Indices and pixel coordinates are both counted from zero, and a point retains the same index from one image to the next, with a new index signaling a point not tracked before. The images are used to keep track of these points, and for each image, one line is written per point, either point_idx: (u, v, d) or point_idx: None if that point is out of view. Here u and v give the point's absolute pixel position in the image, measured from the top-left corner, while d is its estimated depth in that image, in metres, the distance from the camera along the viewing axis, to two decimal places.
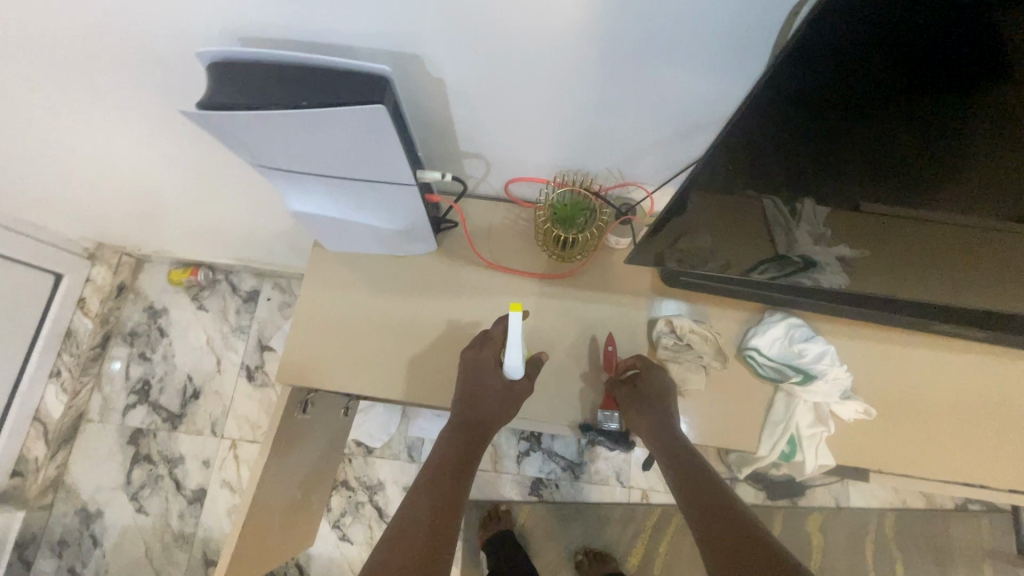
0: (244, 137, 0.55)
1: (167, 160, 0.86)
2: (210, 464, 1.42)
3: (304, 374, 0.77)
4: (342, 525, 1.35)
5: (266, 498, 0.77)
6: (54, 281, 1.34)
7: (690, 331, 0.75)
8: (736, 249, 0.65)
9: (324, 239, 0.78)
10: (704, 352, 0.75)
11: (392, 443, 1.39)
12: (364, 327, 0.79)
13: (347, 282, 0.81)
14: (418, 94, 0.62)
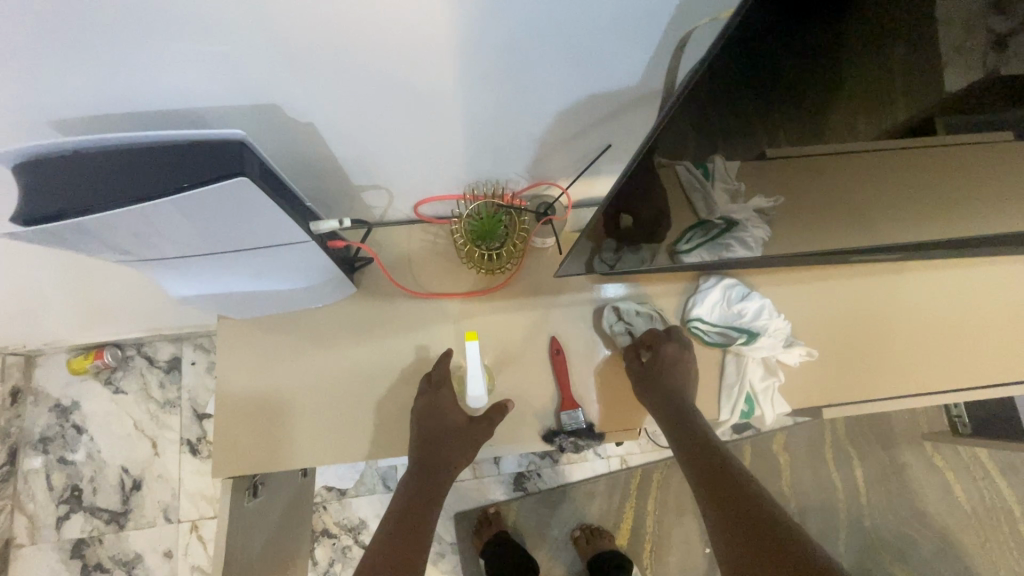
0: (94, 240, 0.46)
1: (21, 270, 0.74)
2: (172, 553, 1.31)
3: (242, 460, 0.70)
4: (333, 574, 1.29)
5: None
6: None
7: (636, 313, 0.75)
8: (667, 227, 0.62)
9: (230, 313, 0.70)
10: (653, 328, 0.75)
11: (364, 478, 1.33)
12: (299, 392, 0.73)
13: (267, 348, 0.74)
14: (290, 140, 0.55)
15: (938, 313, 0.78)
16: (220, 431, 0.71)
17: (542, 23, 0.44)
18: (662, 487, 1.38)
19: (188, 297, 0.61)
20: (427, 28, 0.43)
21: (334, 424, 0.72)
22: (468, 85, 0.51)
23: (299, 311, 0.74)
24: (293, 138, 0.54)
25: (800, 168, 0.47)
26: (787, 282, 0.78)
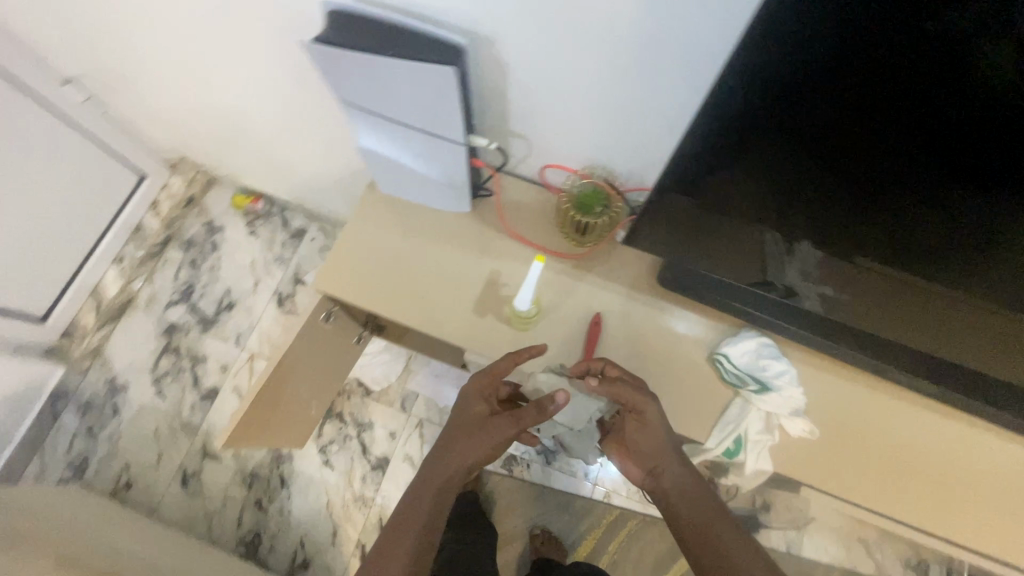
0: (341, 75, 0.68)
1: (273, 89, 1.04)
2: (227, 369, 1.56)
3: (336, 284, 0.88)
4: (329, 452, 1.46)
5: (272, 381, 0.91)
6: (139, 180, 1.58)
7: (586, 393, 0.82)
8: (731, 266, 0.76)
9: (379, 180, 0.90)
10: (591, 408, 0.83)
11: (389, 390, 1.51)
12: (395, 259, 0.91)
13: (389, 220, 0.94)
14: (485, 72, 0.73)
15: (957, 463, 0.79)
16: (332, 258, 0.90)
17: (694, 45, 0.59)
18: (632, 538, 1.39)
19: (363, 149, 0.83)
20: (613, 21, 0.60)
21: (407, 293, 0.89)
22: (618, 78, 0.67)
23: (422, 205, 0.93)
24: (481, 71, 0.73)
25: (836, 271, 0.68)
26: (824, 366, 0.84)
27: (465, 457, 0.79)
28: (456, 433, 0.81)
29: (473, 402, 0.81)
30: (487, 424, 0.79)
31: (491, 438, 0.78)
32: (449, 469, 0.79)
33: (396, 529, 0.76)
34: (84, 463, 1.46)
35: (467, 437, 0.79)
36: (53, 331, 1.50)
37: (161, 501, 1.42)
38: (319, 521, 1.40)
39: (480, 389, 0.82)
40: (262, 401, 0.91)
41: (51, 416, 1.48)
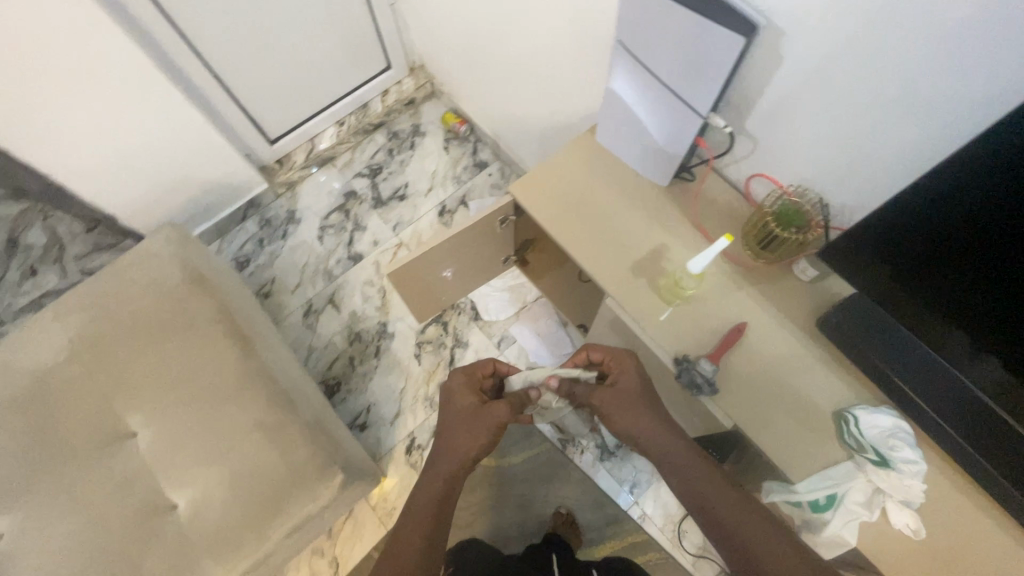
0: (636, 17, 0.77)
1: (542, 28, 1.19)
2: (378, 245, 1.77)
3: (527, 194, 1.00)
4: (422, 348, 1.60)
5: (440, 245, 1.03)
6: (384, 68, 1.87)
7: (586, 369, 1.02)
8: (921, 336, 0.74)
9: (602, 126, 0.99)
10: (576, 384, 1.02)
11: (493, 324, 1.63)
12: (584, 197, 1.00)
13: (595, 166, 1.02)
14: (754, 64, 0.77)
15: None
16: (532, 173, 1.02)
17: (991, 103, 0.58)
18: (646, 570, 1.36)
19: (610, 90, 0.91)
20: (917, 52, 0.61)
21: (583, 228, 0.97)
22: (892, 105, 0.67)
23: (626, 164, 1.01)
24: (755, 57, 0.77)
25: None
26: (961, 479, 0.77)
27: (459, 448, 0.94)
28: (443, 435, 0.96)
29: (455, 395, 0.99)
30: (472, 408, 0.97)
31: (481, 422, 0.95)
32: (444, 460, 0.94)
33: (412, 519, 0.90)
34: (246, 263, 1.74)
35: (457, 428, 0.95)
36: (272, 154, 1.79)
37: (285, 319, 1.66)
38: (389, 400, 1.54)
39: (464, 381, 1.01)
40: (425, 260, 1.04)
41: (241, 216, 1.78)
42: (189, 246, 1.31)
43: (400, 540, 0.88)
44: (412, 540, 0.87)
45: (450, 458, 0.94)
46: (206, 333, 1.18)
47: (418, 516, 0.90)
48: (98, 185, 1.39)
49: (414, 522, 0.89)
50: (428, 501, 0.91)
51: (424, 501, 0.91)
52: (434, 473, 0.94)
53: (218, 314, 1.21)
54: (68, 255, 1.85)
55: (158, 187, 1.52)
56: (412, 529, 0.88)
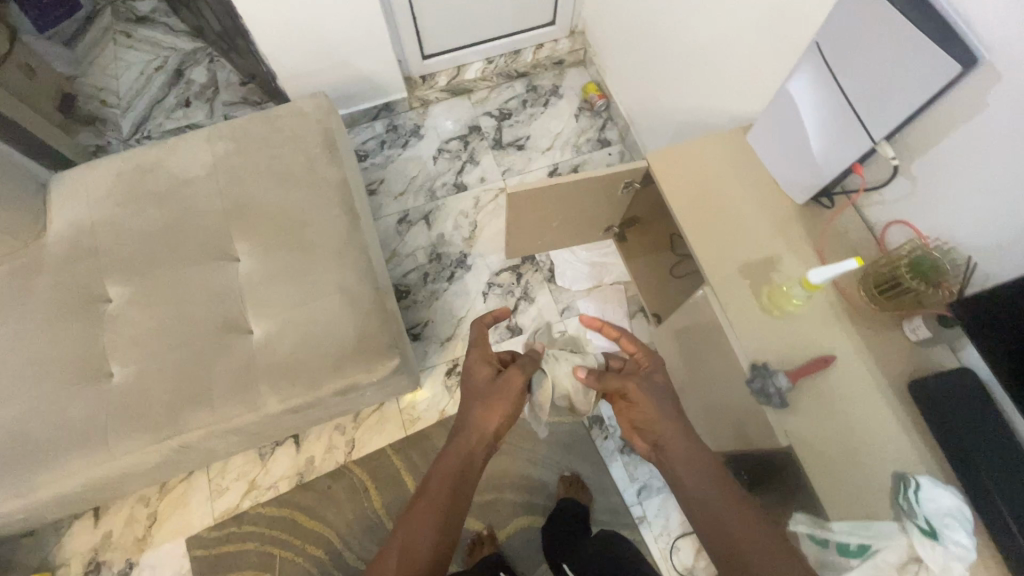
0: (848, 22, 0.76)
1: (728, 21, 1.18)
2: (484, 182, 1.82)
3: (661, 169, 1.02)
4: (491, 289, 1.66)
5: (565, 186, 1.06)
6: (548, 23, 1.90)
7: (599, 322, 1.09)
8: None
9: (759, 127, 0.99)
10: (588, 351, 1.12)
11: (564, 292, 1.65)
12: (718, 188, 1.01)
13: (740, 164, 1.03)
14: (951, 103, 0.75)
15: None
16: (676, 149, 1.05)
17: None
18: None
19: (784, 91, 0.91)
20: None
21: (707, 215, 0.98)
22: None
23: (771, 171, 1.00)
24: (957, 95, 0.73)
25: None
26: None
27: (478, 416, 1.03)
28: (464, 407, 1.05)
29: (475, 369, 1.08)
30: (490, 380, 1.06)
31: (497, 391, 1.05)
32: (467, 426, 1.03)
33: (438, 478, 0.97)
34: (364, 158, 1.85)
35: (475, 398, 1.04)
36: (419, 69, 1.88)
37: (381, 219, 1.76)
38: (447, 324, 1.62)
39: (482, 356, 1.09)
40: (545, 197, 1.08)
41: (373, 116, 1.88)
42: (333, 120, 1.39)
43: (423, 496, 0.95)
44: (437, 495, 0.95)
45: (471, 423, 1.03)
46: (325, 197, 1.27)
47: (441, 475, 0.97)
48: (274, 42, 1.52)
49: (442, 481, 0.97)
50: (449, 465, 0.99)
51: (449, 463, 0.99)
52: (457, 436, 1.02)
53: (340, 185, 1.30)
54: (218, 98, 1.97)
55: (319, 63, 1.63)
56: (441, 488, 0.96)
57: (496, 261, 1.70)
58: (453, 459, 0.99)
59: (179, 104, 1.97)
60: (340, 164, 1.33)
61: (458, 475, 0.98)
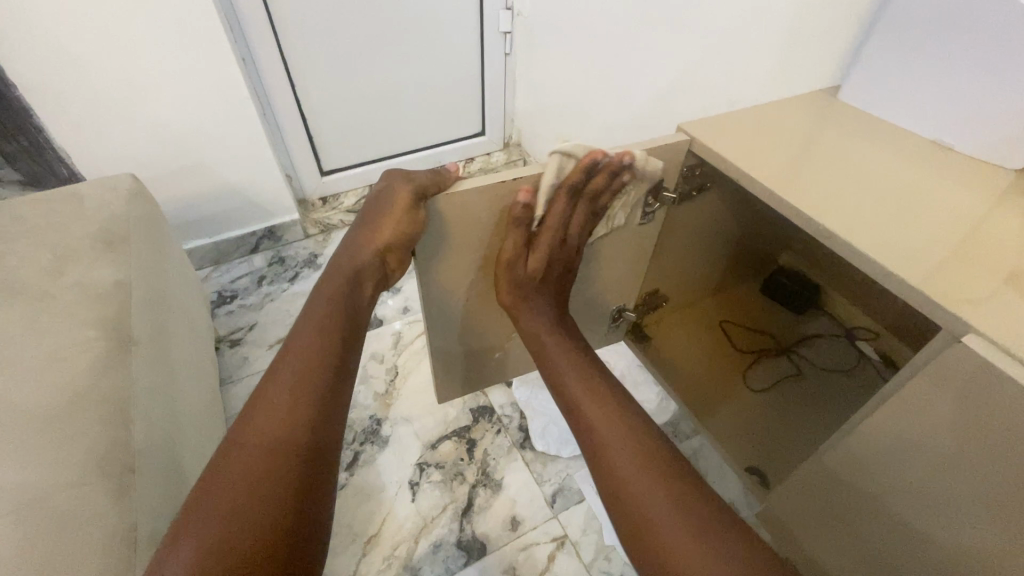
0: None
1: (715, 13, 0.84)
2: (407, 312, 1.24)
3: (723, 151, 0.55)
4: (424, 475, 0.96)
5: (543, 189, 0.56)
6: (476, 133, 1.61)
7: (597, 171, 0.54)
8: None
9: (871, 78, 0.64)
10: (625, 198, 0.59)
11: (549, 463, 0.98)
12: (830, 176, 0.53)
13: (843, 146, 0.57)
14: None
15: None
16: (727, 117, 0.60)
17: None
18: None
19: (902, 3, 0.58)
20: None
21: (833, 214, 0.48)
22: None
23: (932, 133, 0.60)
24: None
25: None
26: None
27: (321, 391, 0.50)
28: (278, 378, 0.50)
29: (323, 303, 0.56)
30: (361, 320, 0.58)
31: (356, 338, 0.56)
32: (282, 399, 0.48)
33: (241, 507, 0.42)
34: (229, 300, 1.27)
35: (305, 358, 0.51)
36: (318, 188, 1.46)
37: (241, 380, 1.10)
38: (343, 553, 0.86)
39: (345, 279, 0.57)
40: (509, 214, 0.57)
41: (251, 247, 1.37)
42: (138, 205, 0.85)
43: (240, 452, 0.45)
44: (245, 548, 0.40)
45: (306, 398, 0.49)
46: (65, 312, 0.65)
47: (244, 496, 0.42)
48: (82, 127, 1.06)
49: (255, 518, 0.42)
50: (256, 480, 0.43)
51: (249, 481, 0.43)
52: (265, 429, 0.46)
53: (109, 290, 0.69)
54: None
55: (160, 166, 1.17)
56: (248, 520, 0.41)
57: (431, 425, 1.03)
58: (250, 465, 0.44)
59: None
60: (124, 259, 0.74)
61: (321, 394, 0.50)
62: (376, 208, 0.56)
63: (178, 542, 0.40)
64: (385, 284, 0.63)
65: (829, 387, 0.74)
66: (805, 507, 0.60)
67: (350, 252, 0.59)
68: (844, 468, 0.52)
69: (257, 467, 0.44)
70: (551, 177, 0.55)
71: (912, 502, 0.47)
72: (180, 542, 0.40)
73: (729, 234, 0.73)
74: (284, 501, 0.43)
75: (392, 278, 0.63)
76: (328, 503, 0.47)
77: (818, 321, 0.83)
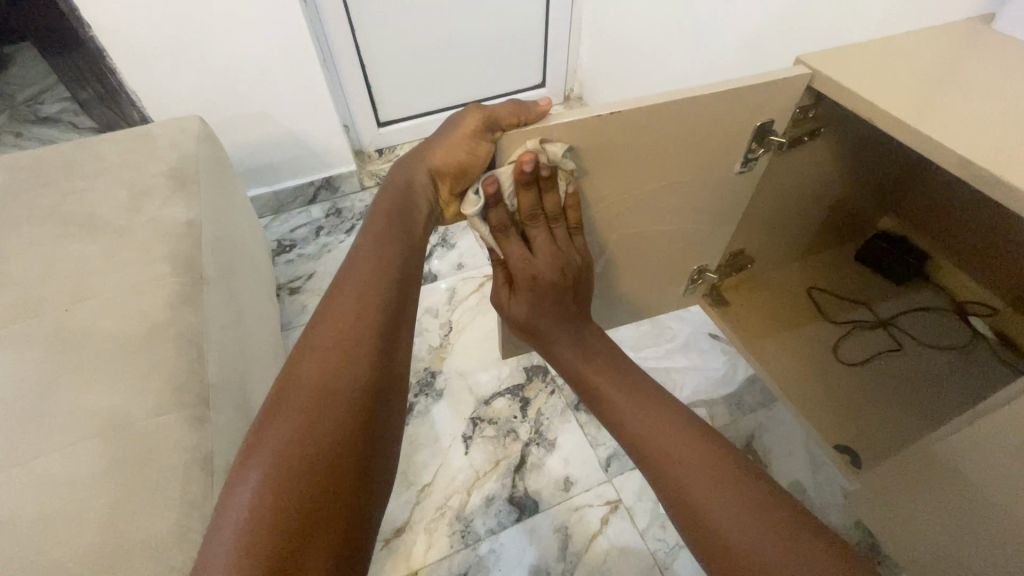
0: None
1: None
2: (462, 268, 1.22)
3: (854, 84, 0.47)
4: (477, 429, 0.96)
5: (640, 128, 0.48)
6: (537, 85, 1.54)
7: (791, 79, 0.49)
8: None
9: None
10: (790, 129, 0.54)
11: (604, 427, 0.96)
12: (988, 115, 0.44)
13: (999, 82, 0.48)
14: None
15: None
16: (852, 49, 0.52)
17: None
18: None
19: None
20: None
21: (994, 156, 0.40)
22: None
23: None
24: None
25: None
26: None
27: (386, 310, 0.47)
28: (343, 294, 0.47)
29: (382, 224, 0.52)
30: (417, 244, 0.54)
31: (414, 271, 0.53)
32: (348, 315, 0.46)
33: (311, 418, 0.40)
34: (289, 249, 1.28)
35: (369, 276, 0.49)
36: (375, 139, 1.44)
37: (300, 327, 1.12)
38: (398, 498, 0.88)
39: (399, 196, 0.54)
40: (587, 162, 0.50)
41: (309, 197, 1.38)
42: (205, 147, 0.85)
43: (289, 399, 0.41)
44: (317, 459, 0.38)
45: (372, 318, 0.46)
46: (141, 248, 0.66)
47: (315, 407, 0.40)
48: (150, 71, 1.07)
49: (326, 432, 0.39)
50: (328, 392, 0.41)
51: (299, 427, 0.39)
52: (322, 363, 0.43)
53: (180, 229, 0.69)
54: (28, 128, 1.28)
55: (224, 113, 1.17)
56: (318, 433, 0.39)
57: (485, 380, 1.02)
58: (301, 411, 0.40)
59: (30, 120, 1.30)
60: (195, 200, 0.75)
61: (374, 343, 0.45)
62: (445, 127, 0.53)
63: (251, 448, 0.38)
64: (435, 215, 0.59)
65: (929, 367, 0.68)
66: (903, 495, 0.54)
67: (404, 168, 0.55)
68: (960, 455, 0.47)
69: (305, 414, 0.40)
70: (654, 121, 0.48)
71: None
72: (254, 449, 0.38)
73: (833, 189, 0.66)
74: (354, 418, 0.41)
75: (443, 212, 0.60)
76: (393, 425, 0.44)
77: (923, 292, 0.76)
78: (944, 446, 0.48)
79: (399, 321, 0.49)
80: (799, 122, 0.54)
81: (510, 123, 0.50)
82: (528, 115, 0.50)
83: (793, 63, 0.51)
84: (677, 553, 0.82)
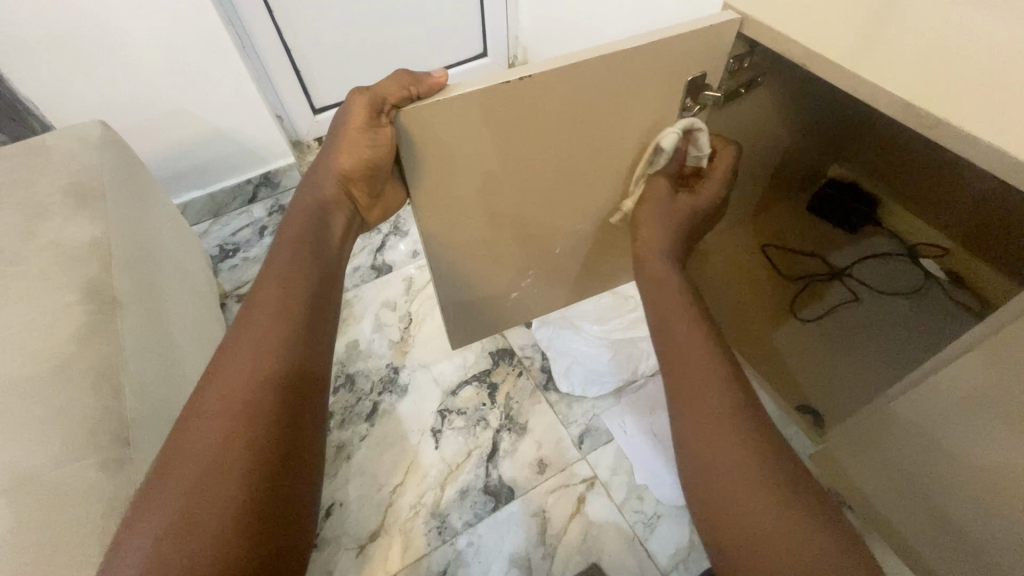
0: None
1: None
2: (417, 256, 1.17)
3: (784, 26, 0.44)
4: (446, 421, 0.93)
5: (557, 96, 0.44)
6: (478, 54, 1.47)
7: (722, 26, 0.45)
8: None
9: None
10: (725, 80, 0.51)
11: (574, 404, 0.94)
12: (926, 49, 0.41)
13: (936, 11, 0.45)
14: None
15: None
16: None
17: None
18: None
19: None
20: None
21: (928, 91, 0.37)
22: None
23: None
24: None
25: None
26: None
27: (288, 356, 0.43)
28: (239, 342, 0.43)
29: (291, 245, 0.49)
30: (335, 260, 0.51)
31: (328, 295, 0.48)
32: (243, 363, 0.41)
33: (193, 499, 0.35)
34: (232, 253, 1.21)
35: (268, 318, 0.44)
36: (312, 127, 1.36)
37: None
38: (370, 503, 0.85)
39: (310, 215, 0.50)
40: (507, 139, 0.46)
41: (249, 197, 1.30)
42: (110, 155, 0.77)
43: (171, 475, 0.36)
44: (206, 541, 0.34)
45: (272, 361, 0.42)
46: (41, 277, 0.59)
47: (202, 481, 0.36)
48: (46, 75, 0.96)
49: (211, 512, 0.35)
50: (216, 466, 0.37)
51: (181, 507, 0.35)
52: (209, 428, 0.38)
53: (85, 251, 0.63)
54: None
55: (138, 114, 1.07)
56: (202, 514, 0.35)
57: (450, 370, 0.99)
58: (184, 487, 0.36)
59: None
60: (100, 216, 0.67)
61: (273, 392, 0.41)
62: (337, 126, 0.48)
63: (127, 543, 0.34)
64: (359, 224, 0.56)
65: (886, 313, 0.67)
66: (869, 450, 0.53)
67: (312, 185, 0.52)
68: (918, 406, 0.45)
69: (189, 489, 0.36)
70: (570, 86, 0.44)
71: (996, 444, 0.40)
72: (131, 541, 0.34)
73: (777, 141, 0.63)
74: (253, 482, 0.37)
75: (368, 215, 0.56)
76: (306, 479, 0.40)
77: (877, 238, 0.75)
78: (902, 399, 0.47)
79: (308, 357, 0.44)
80: (733, 73, 0.50)
81: (400, 99, 0.45)
82: (419, 86, 0.45)
83: (723, 9, 0.47)
84: (655, 523, 0.81)
